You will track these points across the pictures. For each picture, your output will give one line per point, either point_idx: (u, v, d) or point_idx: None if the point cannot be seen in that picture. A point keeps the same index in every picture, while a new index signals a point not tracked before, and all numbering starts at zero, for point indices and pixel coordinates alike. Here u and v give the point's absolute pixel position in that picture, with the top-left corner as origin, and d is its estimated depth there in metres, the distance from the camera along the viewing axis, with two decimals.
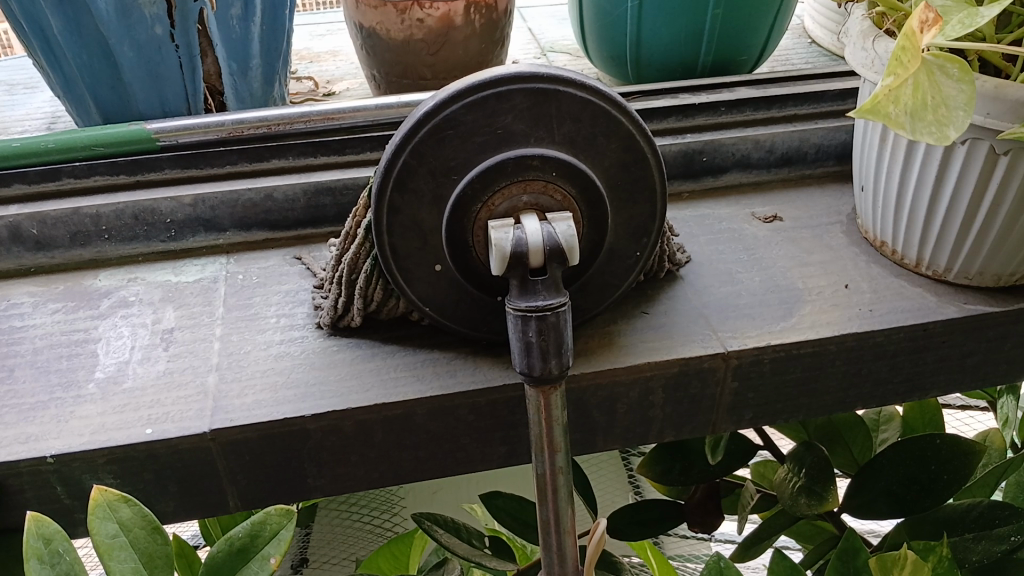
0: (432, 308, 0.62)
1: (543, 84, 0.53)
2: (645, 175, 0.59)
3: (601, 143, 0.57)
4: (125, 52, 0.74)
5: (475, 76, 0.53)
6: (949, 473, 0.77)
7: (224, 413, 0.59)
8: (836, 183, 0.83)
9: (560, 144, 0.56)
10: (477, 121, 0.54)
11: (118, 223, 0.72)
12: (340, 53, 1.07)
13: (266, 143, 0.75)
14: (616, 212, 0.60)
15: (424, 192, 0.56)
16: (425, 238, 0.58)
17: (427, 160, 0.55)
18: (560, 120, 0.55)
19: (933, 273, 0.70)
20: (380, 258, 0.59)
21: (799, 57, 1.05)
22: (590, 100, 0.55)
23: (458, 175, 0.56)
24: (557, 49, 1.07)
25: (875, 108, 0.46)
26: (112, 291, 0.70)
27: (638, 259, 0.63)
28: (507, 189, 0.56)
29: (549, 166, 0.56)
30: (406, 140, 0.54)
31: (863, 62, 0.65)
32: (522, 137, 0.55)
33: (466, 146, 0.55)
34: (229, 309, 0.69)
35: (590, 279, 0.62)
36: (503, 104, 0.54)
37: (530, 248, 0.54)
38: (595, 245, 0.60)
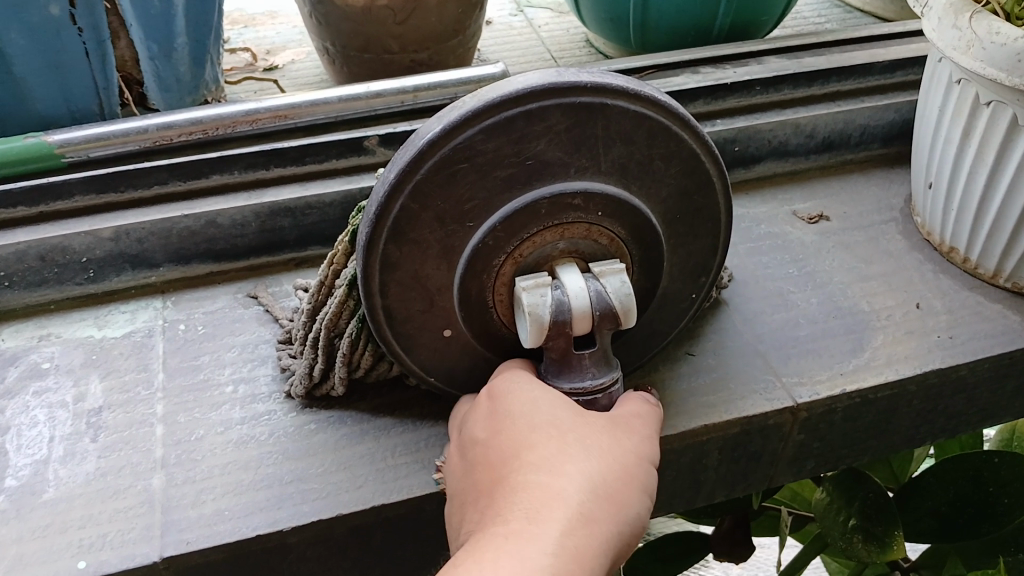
0: (439, 377, 0.49)
1: (588, 96, 0.39)
2: (708, 202, 0.46)
3: (659, 168, 0.44)
4: (13, 39, 0.57)
5: (495, 89, 0.39)
6: (1011, 496, 0.68)
7: (177, 531, 0.46)
8: (881, 170, 0.71)
9: (607, 174, 0.42)
10: (500, 150, 0.40)
11: (19, 266, 0.56)
12: (278, 14, 0.89)
13: (205, 153, 0.59)
14: (670, 251, 0.48)
15: (429, 243, 0.42)
16: (431, 298, 0.45)
17: (433, 202, 0.41)
18: (609, 144, 0.41)
19: (1013, 285, 0.60)
20: (372, 325, 0.45)
21: (809, 9, 0.92)
22: (647, 115, 0.41)
23: (474, 221, 0.42)
24: (534, 4, 0.93)
25: None
26: (18, 356, 0.55)
27: (692, 301, 0.51)
28: (540, 235, 0.43)
29: (593, 205, 0.43)
30: (404, 179, 0.39)
31: (953, 43, 0.53)
32: (558, 169, 0.41)
33: (484, 184, 0.41)
34: (171, 375, 0.54)
35: (635, 329, 0.51)
36: (534, 125, 0.40)
37: (575, 317, 0.43)
38: (644, 292, 0.48)
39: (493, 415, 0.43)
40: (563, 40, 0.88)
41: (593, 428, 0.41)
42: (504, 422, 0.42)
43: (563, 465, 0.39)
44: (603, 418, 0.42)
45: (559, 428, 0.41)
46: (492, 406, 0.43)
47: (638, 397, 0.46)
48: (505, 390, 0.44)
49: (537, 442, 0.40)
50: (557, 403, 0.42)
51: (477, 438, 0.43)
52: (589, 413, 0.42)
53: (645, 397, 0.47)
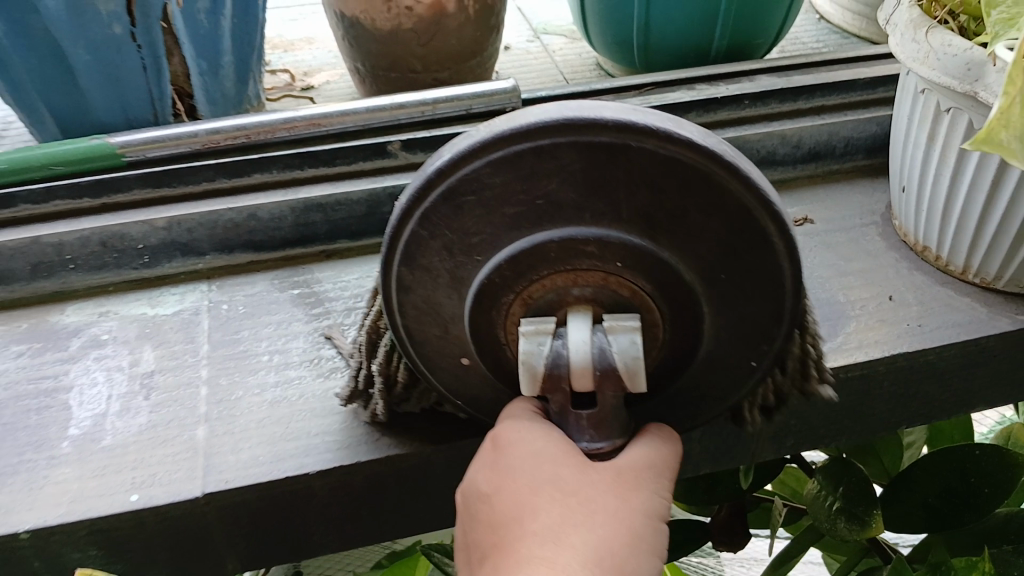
0: (465, 400, 0.52)
1: (607, 135, 0.39)
2: (765, 261, 0.42)
3: (698, 221, 0.41)
4: (78, 53, 0.65)
5: (507, 123, 0.40)
6: (992, 487, 0.72)
7: (217, 473, 0.52)
8: (866, 178, 0.77)
9: (630, 224, 0.42)
10: (509, 186, 0.41)
11: (84, 250, 0.64)
12: (316, 40, 0.98)
13: (247, 154, 0.67)
14: (716, 313, 0.45)
15: (440, 272, 0.45)
16: (446, 327, 0.47)
17: (441, 231, 0.43)
18: (632, 188, 0.40)
19: (981, 280, 0.65)
20: (394, 340, 0.48)
21: (809, 36, 0.99)
22: (678, 160, 0.39)
23: (482, 256, 0.44)
24: (551, 31, 1.00)
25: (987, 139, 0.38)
26: (81, 329, 0.63)
27: (752, 370, 0.48)
28: (548, 278, 0.44)
29: (609, 253, 0.43)
30: (411, 206, 0.42)
31: (914, 55, 0.59)
32: (571, 211, 0.41)
33: (493, 219, 0.42)
34: (215, 346, 0.61)
35: (678, 388, 0.49)
36: (545, 161, 0.40)
37: (573, 368, 0.43)
38: (681, 351, 0.47)
39: (496, 465, 0.46)
40: (576, 63, 0.95)
41: (596, 490, 0.43)
42: (506, 480, 0.45)
43: (569, 539, 0.41)
44: (606, 475, 0.44)
45: (562, 494, 0.43)
46: (496, 461, 0.46)
47: (648, 446, 0.47)
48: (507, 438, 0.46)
49: (543, 512, 0.43)
50: (559, 461, 0.44)
51: (485, 493, 0.45)
52: (591, 471, 0.44)
53: (653, 441, 0.47)
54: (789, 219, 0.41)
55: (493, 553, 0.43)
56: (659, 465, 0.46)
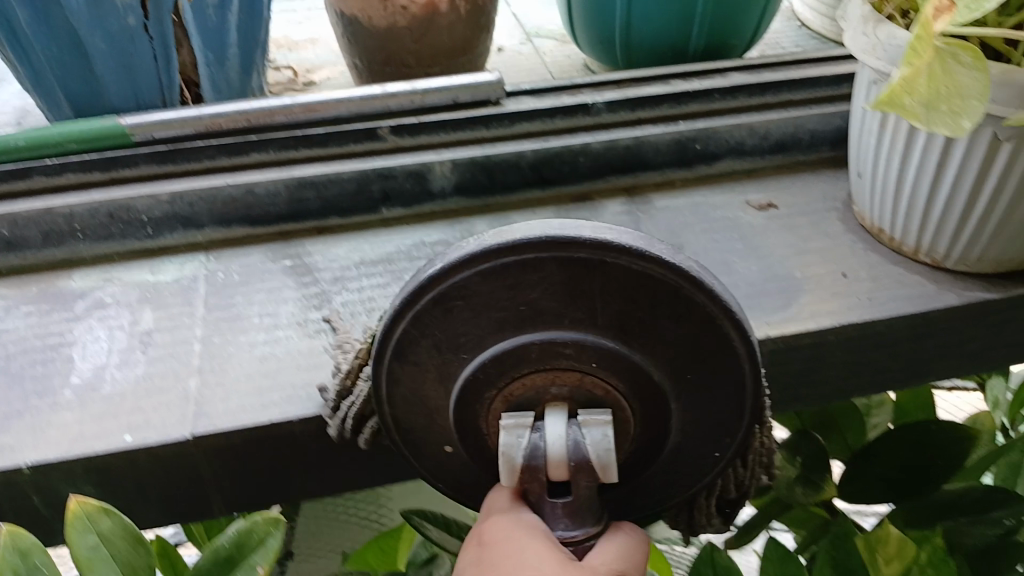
0: (445, 485, 0.52)
1: (587, 251, 0.40)
2: (728, 368, 0.44)
3: (667, 330, 0.43)
4: (96, 43, 0.71)
5: (495, 235, 0.41)
6: (944, 459, 0.76)
7: (206, 418, 0.57)
8: (831, 169, 0.81)
9: (603, 332, 0.43)
10: (495, 293, 0.42)
11: (92, 221, 0.69)
12: (319, 41, 1.03)
13: (245, 135, 0.72)
14: (683, 414, 0.46)
15: (426, 366, 0.45)
16: (430, 416, 0.47)
17: (431, 331, 0.43)
18: (606, 300, 0.42)
19: (931, 260, 0.69)
20: (381, 425, 0.49)
21: (789, 42, 1.02)
22: (652, 274, 0.40)
23: (467, 353, 0.44)
24: (543, 34, 1.05)
25: (889, 101, 0.45)
26: (87, 293, 0.68)
27: (716, 461, 0.48)
28: (530, 378, 0.45)
29: (586, 355, 0.43)
30: (402, 305, 0.42)
31: (863, 47, 0.62)
32: (551, 319, 0.42)
33: (478, 322, 0.43)
34: (210, 309, 0.66)
35: (646, 480, 0.49)
36: (528, 273, 0.41)
37: (550, 458, 0.43)
38: (650, 449, 0.47)
39: (480, 561, 0.44)
40: (564, 64, 1.00)
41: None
42: (491, 571, 0.43)
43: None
44: (586, 571, 0.43)
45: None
46: (480, 557, 0.45)
47: (622, 543, 0.46)
48: (491, 534, 0.45)
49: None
50: (543, 557, 0.43)
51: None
52: (574, 565, 0.43)
53: (628, 539, 0.47)
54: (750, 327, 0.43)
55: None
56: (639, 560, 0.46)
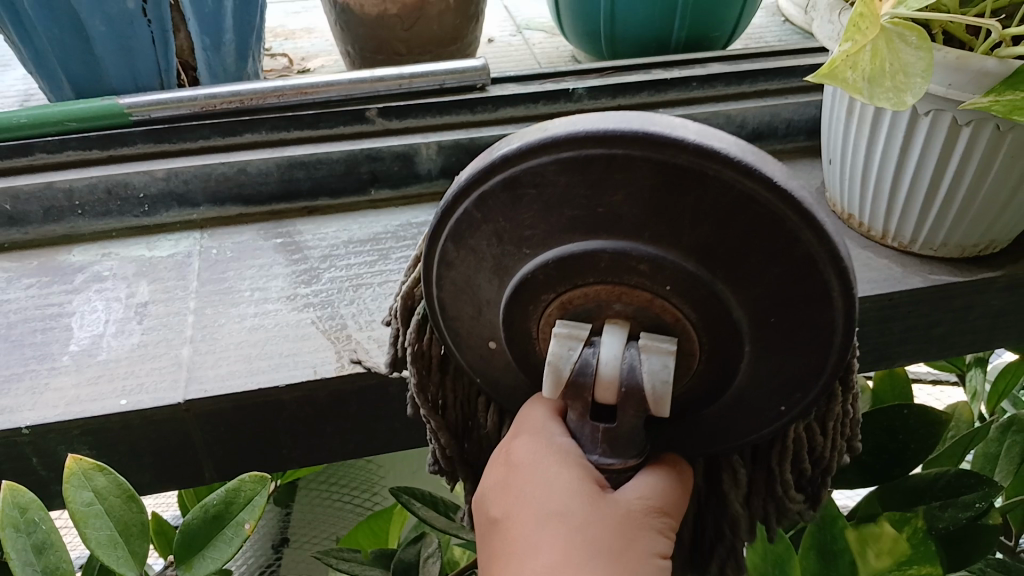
0: (484, 382, 0.51)
1: (687, 158, 0.36)
2: (818, 318, 0.40)
3: (758, 264, 0.39)
4: (96, 26, 0.73)
5: (588, 121, 0.37)
6: (917, 442, 0.72)
7: (198, 383, 0.59)
8: (806, 158, 0.85)
9: (686, 252, 0.39)
10: (573, 187, 0.39)
11: (92, 197, 0.72)
12: (314, 30, 1.06)
13: (239, 116, 0.75)
14: (758, 359, 0.43)
15: (484, 255, 0.43)
16: (479, 309, 0.46)
17: (496, 216, 0.41)
18: (696, 221, 0.38)
19: (899, 244, 0.72)
20: (428, 311, 0.48)
21: (773, 36, 1.04)
22: (756, 197, 0.36)
23: (530, 249, 0.42)
24: (533, 26, 1.08)
25: (831, 74, 0.50)
26: (85, 266, 0.71)
27: (780, 416, 0.46)
28: (594, 290, 0.42)
29: (660, 276, 0.40)
30: (472, 184, 0.40)
31: (829, 34, 0.65)
32: (627, 228, 0.39)
33: (549, 217, 0.40)
34: (203, 283, 0.69)
35: (706, 420, 0.48)
36: (615, 170, 0.38)
37: (601, 377, 0.42)
38: (712, 388, 0.45)
39: (507, 484, 0.47)
40: (553, 55, 1.03)
41: (603, 525, 0.44)
42: (513, 498, 0.46)
43: (567, 557, 0.42)
44: (614, 512, 0.44)
45: (569, 518, 0.44)
46: (508, 479, 0.47)
47: (657, 482, 0.47)
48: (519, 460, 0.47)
49: (543, 535, 0.44)
50: (566, 488, 0.45)
51: (492, 517, 0.47)
52: (601, 504, 0.44)
53: (666, 479, 0.47)
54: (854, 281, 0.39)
55: (493, 564, 0.45)
56: (669, 498, 0.47)
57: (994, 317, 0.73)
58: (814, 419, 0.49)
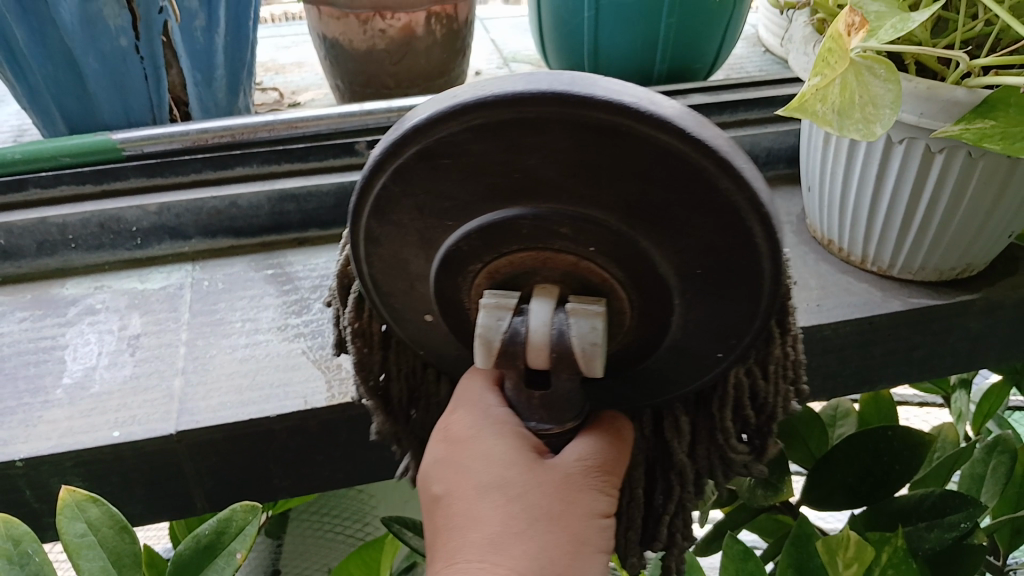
0: (426, 353, 0.51)
1: (598, 117, 0.34)
2: (748, 264, 0.39)
3: (682, 215, 0.37)
4: (90, 63, 0.74)
5: (496, 86, 0.35)
6: (901, 464, 0.72)
7: (189, 414, 0.60)
8: (786, 186, 0.87)
9: (606, 209, 0.38)
10: (488, 154, 0.37)
11: (84, 232, 0.73)
12: (305, 64, 1.08)
13: (231, 150, 0.77)
14: (688, 308, 0.42)
15: (409, 229, 0.42)
16: (411, 284, 0.45)
17: (415, 189, 0.40)
18: (614, 177, 0.37)
19: (878, 269, 0.73)
20: (362, 288, 0.47)
21: (753, 65, 1.06)
22: (671, 150, 0.35)
23: (453, 220, 0.41)
24: (519, 59, 1.10)
25: (802, 107, 0.52)
26: (78, 299, 0.72)
27: (719, 362, 0.45)
28: (520, 256, 0.42)
29: (584, 238, 0.40)
30: (387, 157, 0.38)
31: (806, 66, 0.66)
32: (549, 189, 0.38)
33: (468, 186, 0.39)
34: (195, 314, 0.70)
35: (643, 372, 0.47)
36: (528, 134, 0.36)
37: (529, 345, 0.41)
38: (646, 340, 0.44)
39: (447, 459, 0.46)
40: None
41: (544, 494, 0.43)
42: (453, 475, 0.45)
43: (508, 528, 0.42)
44: (553, 478, 0.44)
45: (507, 491, 0.43)
46: (448, 455, 0.46)
47: (595, 441, 0.46)
48: (459, 435, 0.46)
49: (485, 507, 0.43)
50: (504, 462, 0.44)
51: (434, 494, 0.45)
52: (540, 471, 0.44)
53: (606, 440, 0.47)
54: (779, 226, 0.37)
55: (436, 543, 0.44)
56: (607, 461, 0.46)
57: (973, 340, 0.75)
58: (756, 364, 0.47)
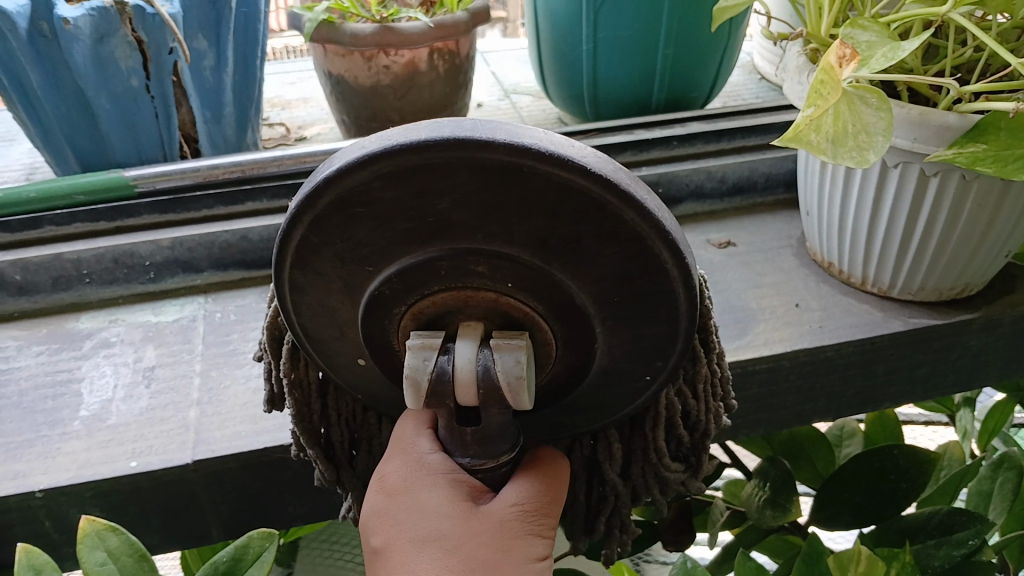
0: (364, 396, 0.50)
1: (504, 157, 0.34)
2: (662, 291, 0.40)
3: (592, 247, 0.38)
4: (102, 103, 0.76)
5: (401, 133, 0.34)
6: (908, 481, 0.73)
7: (205, 444, 0.61)
8: (785, 211, 0.90)
9: (519, 246, 0.38)
10: (400, 201, 0.37)
11: (99, 266, 0.75)
12: (310, 100, 1.10)
13: (243, 185, 0.79)
14: (610, 336, 0.43)
15: (330, 277, 0.41)
16: (340, 329, 0.44)
17: (333, 239, 0.39)
18: (525, 215, 0.37)
19: (878, 290, 0.75)
20: (295, 338, 0.46)
21: (749, 93, 1.08)
22: (577, 187, 0.35)
23: (374, 266, 0.40)
24: (520, 90, 1.13)
25: (797, 138, 0.53)
26: (93, 332, 0.73)
27: (648, 384, 0.46)
28: (441, 297, 0.41)
29: (500, 275, 0.40)
30: (302, 211, 0.37)
31: (801, 94, 0.68)
32: (463, 231, 0.38)
33: (383, 232, 0.38)
34: (209, 345, 0.72)
35: (575, 400, 0.47)
36: (438, 179, 0.35)
37: (457, 383, 0.40)
38: (574, 371, 0.45)
39: (383, 512, 0.46)
40: (539, 117, 1.06)
41: (481, 545, 0.43)
42: (391, 529, 0.45)
43: None
44: (489, 528, 0.44)
45: (444, 545, 0.44)
46: (384, 506, 0.46)
47: (529, 486, 0.47)
48: (395, 487, 0.46)
49: (423, 560, 0.43)
50: (441, 513, 0.44)
51: (373, 547, 0.46)
52: (476, 521, 0.44)
53: (539, 483, 0.47)
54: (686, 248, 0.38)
55: None
56: (542, 504, 0.47)
57: (974, 358, 0.76)
58: (684, 383, 0.49)
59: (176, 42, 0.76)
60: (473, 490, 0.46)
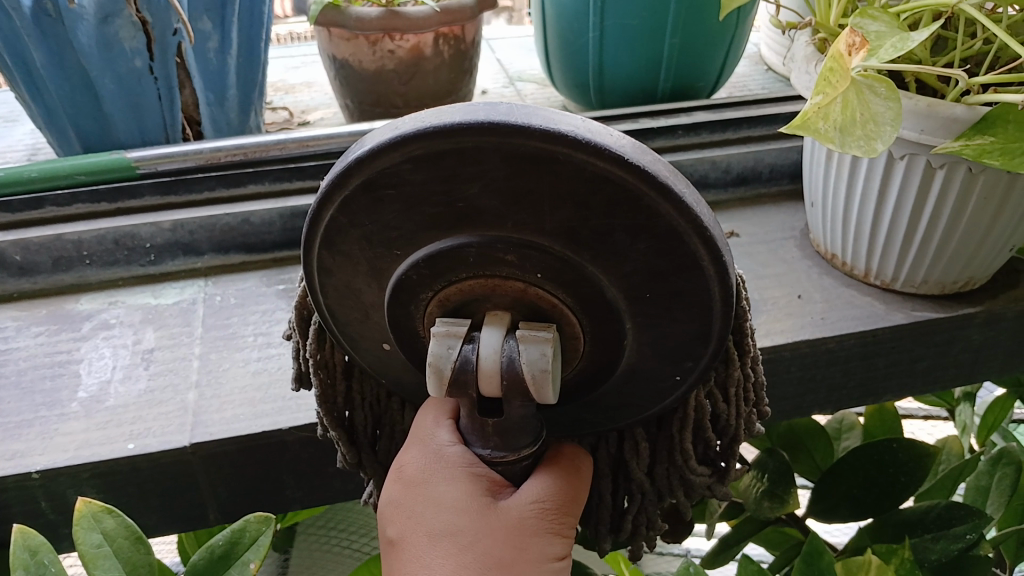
0: (388, 381, 0.50)
1: (536, 144, 0.33)
2: (695, 287, 0.39)
3: (624, 240, 0.37)
4: (106, 84, 0.76)
5: (434, 116, 0.34)
6: (906, 476, 0.72)
7: (204, 427, 0.61)
8: (789, 202, 0.89)
9: (549, 237, 0.37)
10: (430, 185, 0.36)
11: (100, 248, 0.75)
12: (314, 84, 1.10)
13: (244, 168, 0.78)
14: (639, 332, 0.42)
15: (358, 260, 0.41)
16: (365, 313, 0.44)
17: (361, 221, 0.39)
18: (555, 205, 0.36)
19: (881, 282, 0.74)
20: (321, 319, 0.46)
21: (756, 83, 1.08)
22: (610, 177, 0.34)
23: (401, 250, 0.40)
24: (524, 78, 1.12)
25: (805, 125, 0.52)
26: (93, 314, 0.73)
27: (677, 384, 0.45)
28: (469, 285, 0.41)
29: (529, 265, 0.39)
30: (332, 191, 0.37)
31: (807, 84, 0.68)
32: (492, 219, 0.37)
33: (412, 217, 0.38)
34: (208, 329, 0.71)
35: (600, 396, 0.46)
36: (468, 165, 0.35)
37: (480, 373, 0.40)
38: (601, 366, 0.44)
39: (401, 502, 0.46)
40: (544, 105, 1.06)
41: (495, 541, 0.43)
42: (408, 521, 0.45)
43: None
44: (504, 523, 0.44)
45: (457, 540, 0.43)
46: (402, 497, 0.46)
47: (550, 481, 0.46)
48: (413, 477, 0.46)
49: (435, 556, 0.43)
50: (457, 506, 0.44)
51: (389, 538, 0.46)
52: (491, 518, 0.44)
53: (560, 479, 0.47)
54: (722, 245, 0.37)
55: None
56: (563, 502, 0.46)
57: (976, 352, 0.75)
58: (716, 387, 0.47)
59: (181, 23, 0.76)
60: (492, 484, 0.46)
